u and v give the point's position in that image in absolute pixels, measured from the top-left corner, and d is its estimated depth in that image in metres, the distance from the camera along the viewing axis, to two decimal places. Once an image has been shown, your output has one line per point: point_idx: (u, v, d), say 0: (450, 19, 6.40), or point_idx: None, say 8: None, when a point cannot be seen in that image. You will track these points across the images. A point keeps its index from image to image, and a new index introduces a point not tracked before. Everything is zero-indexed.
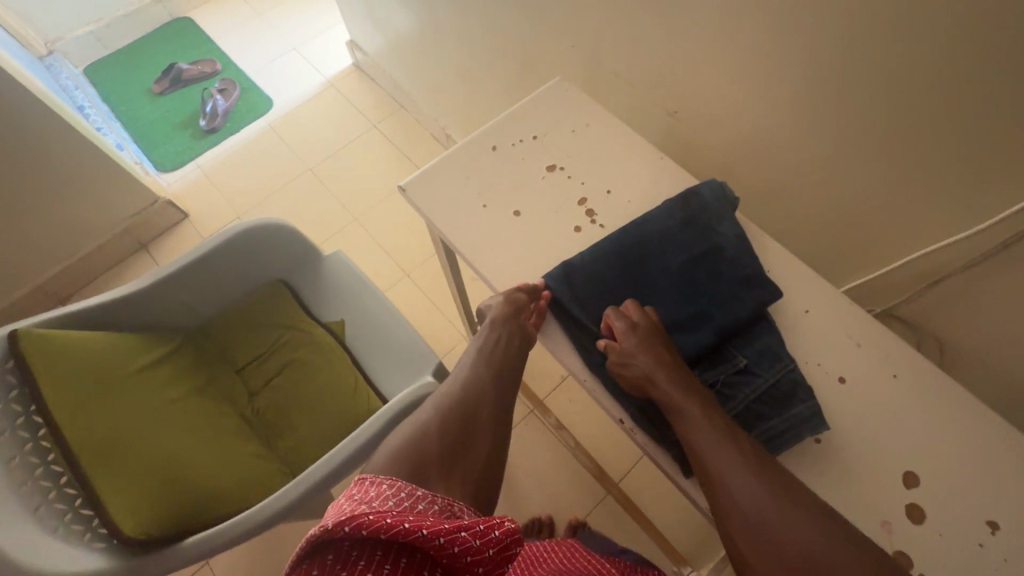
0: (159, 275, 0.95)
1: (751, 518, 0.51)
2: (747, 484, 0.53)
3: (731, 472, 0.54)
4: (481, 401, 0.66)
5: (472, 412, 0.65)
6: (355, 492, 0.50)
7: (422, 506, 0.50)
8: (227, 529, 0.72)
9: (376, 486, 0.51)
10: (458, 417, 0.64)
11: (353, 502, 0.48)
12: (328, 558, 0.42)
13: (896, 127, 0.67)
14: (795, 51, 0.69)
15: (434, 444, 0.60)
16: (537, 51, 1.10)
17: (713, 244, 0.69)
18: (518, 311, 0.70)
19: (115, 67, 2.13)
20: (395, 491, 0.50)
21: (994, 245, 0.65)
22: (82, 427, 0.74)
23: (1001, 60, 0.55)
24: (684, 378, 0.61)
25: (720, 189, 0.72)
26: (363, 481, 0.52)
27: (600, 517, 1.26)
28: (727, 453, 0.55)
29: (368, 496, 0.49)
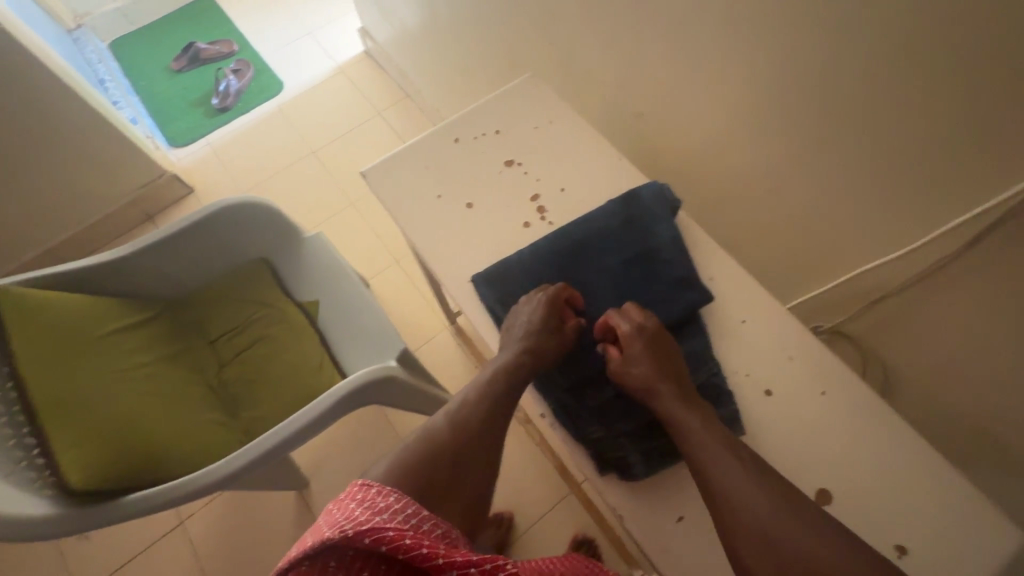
0: (139, 246, 0.99)
1: (757, 535, 0.50)
2: (754, 499, 0.51)
3: (739, 486, 0.52)
4: (490, 418, 0.62)
5: (482, 435, 0.61)
6: (363, 497, 0.50)
7: (426, 526, 0.49)
8: (171, 488, 0.76)
9: (384, 495, 0.51)
10: (465, 440, 0.60)
11: (364, 510, 0.48)
12: (330, 563, 0.44)
13: (844, 142, 0.66)
14: (751, 58, 0.69)
15: (433, 463, 0.57)
16: (521, 48, 1.11)
17: (649, 246, 0.70)
18: (546, 334, 0.65)
19: (138, 43, 2.21)
20: (403, 506, 0.50)
21: (934, 266, 0.65)
22: (47, 381, 0.79)
23: (943, 77, 0.53)
24: (687, 392, 0.60)
25: (661, 192, 0.72)
26: (375, 489, 0.52)
27: (560, 512, 1.27)
28: (717, 450, 0.55)
29: (376, 505, 0.49)
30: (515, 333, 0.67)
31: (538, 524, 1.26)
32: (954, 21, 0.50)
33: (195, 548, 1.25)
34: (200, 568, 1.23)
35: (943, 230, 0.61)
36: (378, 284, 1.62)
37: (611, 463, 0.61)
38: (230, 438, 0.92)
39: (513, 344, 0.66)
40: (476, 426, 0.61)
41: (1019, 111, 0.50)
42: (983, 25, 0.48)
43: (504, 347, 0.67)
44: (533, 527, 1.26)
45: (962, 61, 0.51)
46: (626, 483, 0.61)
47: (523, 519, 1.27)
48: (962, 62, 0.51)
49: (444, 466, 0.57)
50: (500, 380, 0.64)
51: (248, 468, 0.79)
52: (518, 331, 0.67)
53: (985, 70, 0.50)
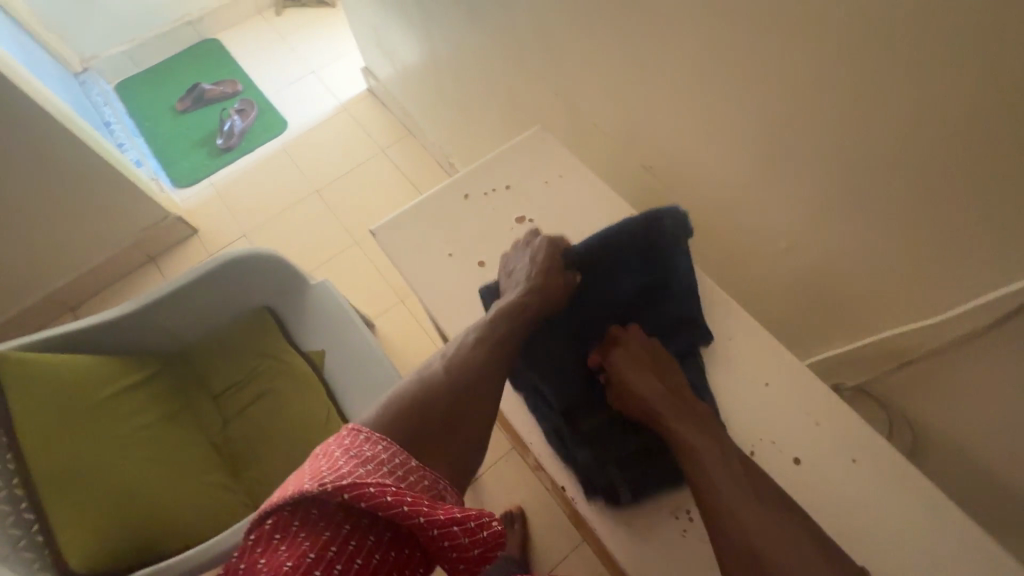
0: (142, 302, 0.98)
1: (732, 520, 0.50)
2: (733, 492, 0.52)
3: (720, 479, 0.53)
4: (493, 351, 0.63)
5: (483, 365, 0.62)
6: (350, 444, 0.49)
7: (411, 477, 0.49)
8: (168, 566, 0.73)
9: (372, 444, 0.50)
10: (468, 372, 0.61)
11: (351, 459, 0.47)
12: (311, 513, 0.42)
13: (861, 201, 0.65)
14: (762, 118, 0.69)
15: (429, 412, 0.57)
16: (527, 96, 1.12)
17: (662, 278, 0.71)
18: (547, 281, 0.68)
19: (144, 85, 2.24)
20: (390, 458, 0.49)
21: (966, 335, 0.63)
22: (47, 454, 0.77)
23: (970, 146, 0.53)
24: (674, 397, 0.62)
25: (681, 218, 0.70)
26: (360, 436, 0.51)
27: (575, 563, 1.23)
28: (710, 457, 0.55)
29: (363, 454, 0.48)
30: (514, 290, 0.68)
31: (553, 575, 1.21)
32: (975, 93, 0.49)
33: None
34: None
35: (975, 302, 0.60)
36: (384, 324, 1.61)
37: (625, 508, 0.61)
38: (235, 499, 0.89)
39: (513, 294, 0.68)
40: (468, 372, 0.61)
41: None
42: (1011, 100, 0.48)
43: (505, 296, 0.69)
44: None
45: (980, 128, 0.51)
46: (652, 563, 0.60)
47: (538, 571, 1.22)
48: (980, 129, 0.51)
49: (448, 400, 0.58)
50: (501, 319, 0.65)
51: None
52: (518, 282, 0.69)
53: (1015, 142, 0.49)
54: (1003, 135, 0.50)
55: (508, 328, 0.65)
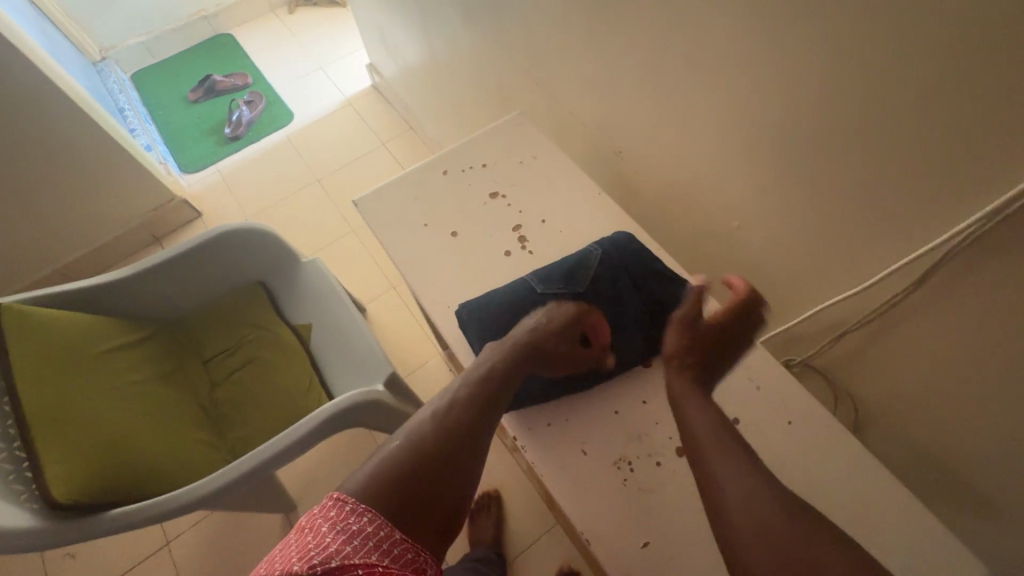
0: (140, 268, 1.02)
1: (739, 513, 0.49)
2: (741, 484, 0.51)
3: (727, 474, 0.52)
4: (490, 409, 0.63)
5: (480, 423, 0.62)
6: (337, 517, 0.53)
7: (396, 551, 0.52)
8: (149, 506, 0.78)
9: (358, 515, 0.53)
10: (466, 430, 0.61)
11: (336, 536, 0.51)
12: None
13: (805, 182, 0.69)
14: (717, 102, 0.73)
15: (437, 447, 0.59)
16: (514, 88, 1.17)
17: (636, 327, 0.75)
18: (543, 337, 0.68)
19: (159, 75, 2.32)
20: (376, 529, 0.52)
21: (884, 304, 0.67)
22: (42, 398, 0.81)
23: (892, 126, 0.56)
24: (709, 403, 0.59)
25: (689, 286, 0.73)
26: (349, 507, 0.54)
27: (546, 544, 1.26)
28: (720, 457, 0.53)
29: (349, 529, 0.51)
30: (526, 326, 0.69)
31: (524, 552, 1.25)
32: (893, 76, 0.54)
33: (179, 568, 1.24)
34: None
35: (886, 272, 0.65)
36: (375, 309, 1.65)
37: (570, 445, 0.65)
38: (214, 456, 0.94)
39: (506, 348, 0.67)
40: (475, 406, 0.63)
41: (965, 159, 0.52)
42: (923, 80, 0.51)
43: (496, 350, 0.68)
44: (519, 558, 1.24)
45: (898, 108, 0.55)
46: (591, 509, 0.63)
47: (510, 548, 1.26)
48: (898, 109, 0.55)
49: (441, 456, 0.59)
50: (495, 375, 0.65)
51: (243, 480, 0.82)
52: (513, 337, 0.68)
53: (929, 121, 0.53)
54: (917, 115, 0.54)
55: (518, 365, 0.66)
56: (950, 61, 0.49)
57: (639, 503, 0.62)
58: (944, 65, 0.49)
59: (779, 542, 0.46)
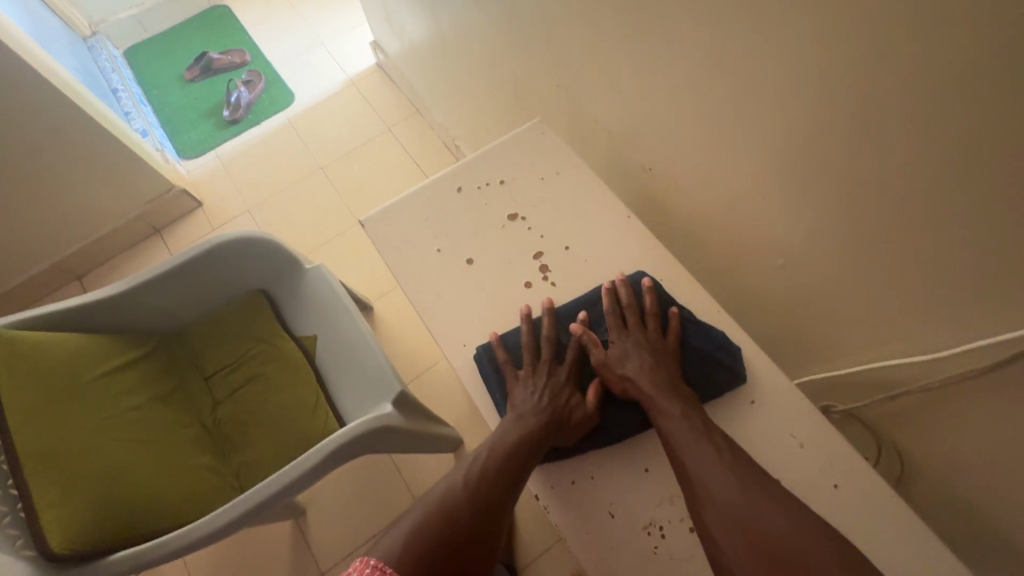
0: (134, 283, 0.97)
1: (719, 503, 0.53)
2: (720, 478, 0.54)
3: (708, 471, 0.55)
4: (510, 485, 0.60)
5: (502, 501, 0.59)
6: None
7: None
8: (149, 549, 0.74)
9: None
10: (486, 507, 0.59)
11: None
12: None
13: (863, 219, 0.61)
14: (764, 125, 0.65)
15: (459, 529, 0.57)
16: (531, 84, 1.08)
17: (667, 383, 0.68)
18: (561, 404, 0.65)
19: (153, 52, 2.21)
20: None
21: (955, 378, 0.61)
22: (34, 433, 0.77)
23: (979, 169, 0.48)
24: (699, 425, 0.59)
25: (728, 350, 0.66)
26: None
27: (557, 557, 1.23)
28: (703, 456, 0.56)
29: None
30: (546, 390, 0.66)
31: (536, 565, 1.22)
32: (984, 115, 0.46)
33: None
34: None
35: (963, 346, 0.58)
36: (382, 308, 1.60)
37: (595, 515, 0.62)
38: (219, 483, 0.91)
39: (526, 417, 0.64)
40: (497, 482, 0.60)
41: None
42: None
43: (516, 418, 0.64)
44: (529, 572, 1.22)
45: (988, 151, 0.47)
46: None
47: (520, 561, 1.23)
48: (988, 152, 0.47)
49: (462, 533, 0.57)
50: (517, 448, 0.61)
51: (245, 518, 0.78)
52: (532, 406, 0.65)
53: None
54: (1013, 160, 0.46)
55: (543, 436, 0.62)
56: None
57: (666, 574, 0.58)
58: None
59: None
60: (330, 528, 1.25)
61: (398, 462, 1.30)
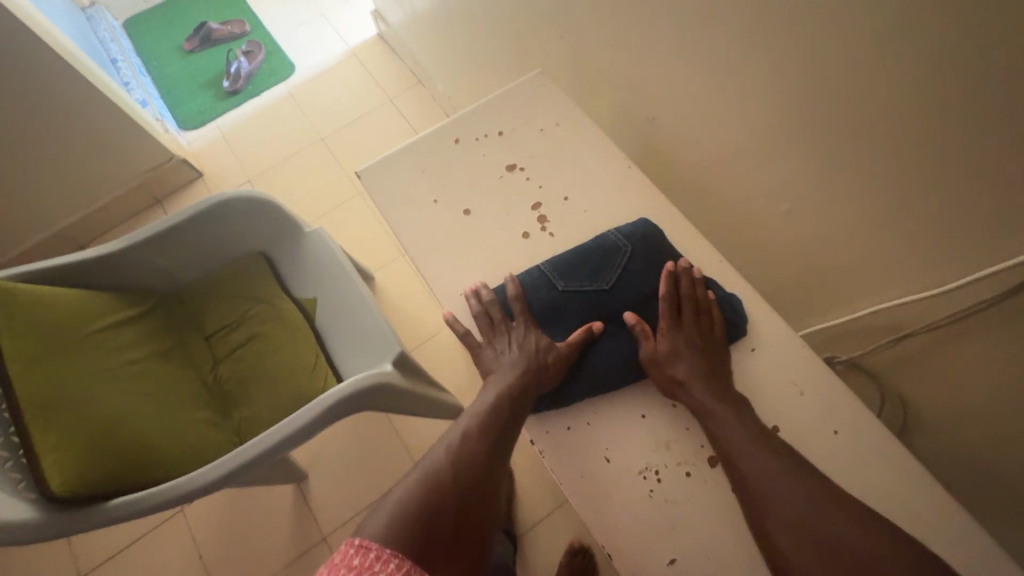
0: (131, 240, 0.96)
1: (766, 492, 0.52)
2: (761, 462, 0.53)
3: (750, 458, 0.54)
4: (502, 438, 0.60)
5: (503, 454, 0.60)
6: (361, 565, 0.47)
7: None
8: (151, 495, 0.75)
9: (384, 563, 0.48)
10: (485, 462, 0.58)
11: None
12: None
13: (868, 160, 0.60)
14: (768, 66, 0.64)
15: (453, 487, 0.55)
16: (533, 42, 1.06)
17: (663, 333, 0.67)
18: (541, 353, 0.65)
19: (153, 23, 2.19)
20: None
21: (962, 312, 0.60)
22: (34, 383, 0.78)
23: (1001, 94, 0.46)
24: (742, 416, 0.57)
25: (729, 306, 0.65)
26: (368, 549, 0.49)
27: (557, 521, 1.24)
28: (745, 441, 0.55)
29: None
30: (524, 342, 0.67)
31: (536, 529, 1.23)
32: (992, 35, 0.44)
33: (194, 536, 1.25)
34: (199, 556, 1.23)
35: (969, 278, 0.57)
36: (383, 277, 1.59)
37: (592, 458, 0.62)
38: (218, 438, 0.92)
39: (509, 372, 0.64)
40: (489, 435, 0.60)
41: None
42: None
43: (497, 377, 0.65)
44: (529, 534, 1.22)
45: (995, 75, 0.46)
46: (614, 523, 0.59)
47: (520, 524, 1.24)
48: (995, 76, 0.46)
49: (461, 493, 0.55)
50: (503, 401, 0.62)
51: (245, 468, 0.79)
52: (512, 358, 0.65)
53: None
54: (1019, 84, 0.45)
55: (528, 385, 0.63)
56: None
57: (662, 515, 0.58)
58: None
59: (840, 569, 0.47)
60: (331, 490, 1.27)
61: (399, 427, 1.31)
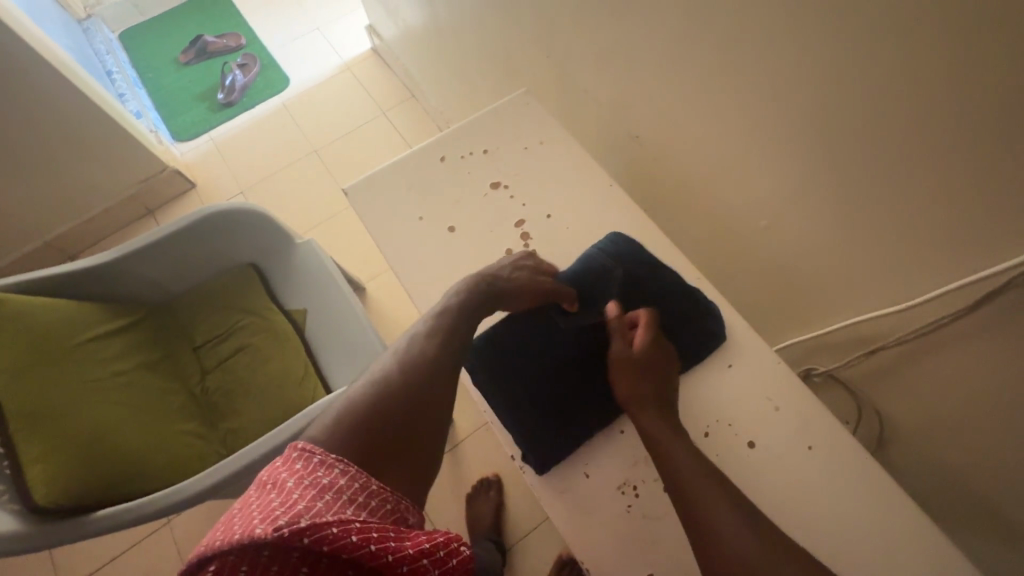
0: (122, 251, 0.98)
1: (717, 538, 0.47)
2: (722, 514, 0.49)
3: (712, 509, 0.49)
4: (456, 343, 0.61)
5: (454, 362, 0.60)
6: (302, 470, 0.45)
7: (373, 505, 0.45)
8: (134, 507, 0.75)
9: (328, 468, 0.46)
10: (429, 369, 0.58)
11: (305, 490, 0.43)
12: (262, 553, 0.38)
13: (840, 181, 0.62)
14: (745, 89, 0.66)
15: (392, 399, 0.55)
16: (521, 61, 1.08)
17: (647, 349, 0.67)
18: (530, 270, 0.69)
19: (149, 35, 2.21)
20: (349, 482, 0.45)
21: (927, 326, 0.62)
22: (21, 393, 0.78)
23: (958, 123, 0.49)
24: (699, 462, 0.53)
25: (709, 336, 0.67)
26: (308, 457, 0.47)
27: (546, 533, 1.24)
28: (706, 490, 0.51)
29: (318, 482, 0.44)
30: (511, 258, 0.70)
31: (524, 540, 1.23)
32: (948, 66, 0.47)
33: (179, 549, 1.24)
34: None
35: (933, 293, 0.60)
36: (374, 289, 1.60)
37: (573, 468, 0.63)
38: (204, 450, 0.92)
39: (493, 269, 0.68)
40: (442, 339, 0.61)
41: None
42: (1008, 64, 0.43)
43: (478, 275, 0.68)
44: (517, 547, 1.22)
45: (951, 104, 0.48)
46: (593, 534, 0.60)
47: (508, 537, 1.24)
48: (951, 104, 0.48)
49: (404, 401, 0.55)
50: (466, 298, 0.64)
51: (229, 481, 0.79)
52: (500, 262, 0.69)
53: (1009, 114, 0.45)
54: (974, 113, 0.47)
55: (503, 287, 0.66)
56: (1014, 58, 0.42)
57: (640, 527, 0.59)
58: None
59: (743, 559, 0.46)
60: None
61: None
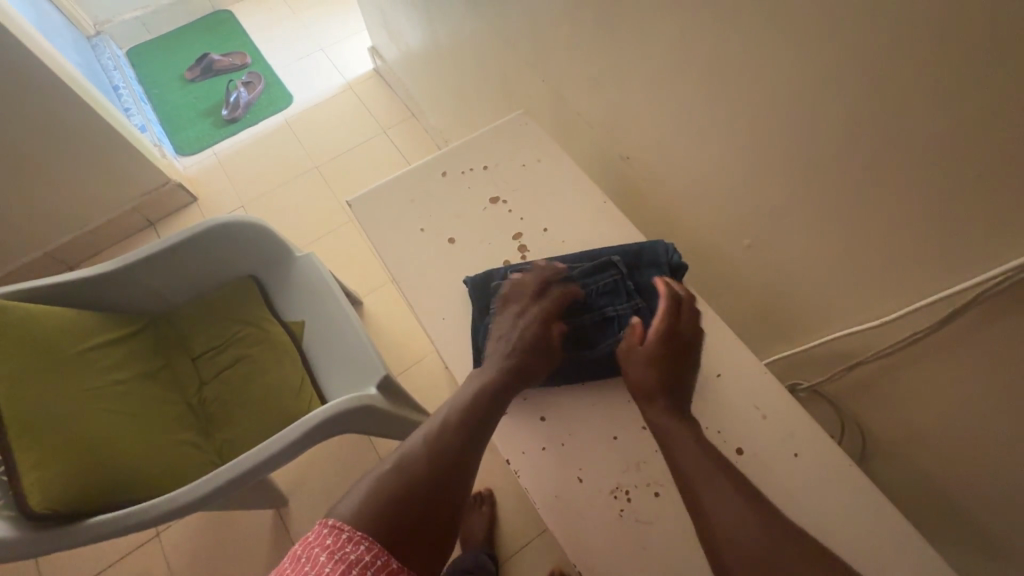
0: (125, 261, 0.99)
1: (721, 527, 0.52)
2: (727, 504, 0.53)
3: (716, 500, 0.54)
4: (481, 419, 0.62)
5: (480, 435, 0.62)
6: (333, 546, 0.50)
7: None
8: (129, 514, 0.75)
9: (354, 544, 0.50)
10: (454, 453, 0.59)
11: (335, 566, 0.48)
12: None
13: (823, 199, 0.65)
14: (732, 113, 0.69)
15: (419, 475, 0.56)
16: (518, 83, 1.12)
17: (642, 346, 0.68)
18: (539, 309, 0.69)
19: (156, 53, 2.26)
20: (373, 558, 0.49)
21: (905, 340, 0.64)
22: (23, 398, 0.79)
23: (932, 144, 0.52)
24: (706, 450, 0.58)
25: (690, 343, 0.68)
26: (338, 531, 0.51)
27: (537, 548, 1.23)
28: (714, 482, 0.55)
29: (346, 558, 0.49)
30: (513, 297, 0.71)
31: (516, 555, 1.22)
32: (921, 91, 0.50)
33: (168, 561, 1.23)
34: None
35: (910, 307, 0.62)
36: (371, 302, 1.62)
37: (566, 475, 0.64)
38: (200, 459, 0.92)
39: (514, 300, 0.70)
40: (469, 414, 0.62)
41: (1018, 182, 0.47)
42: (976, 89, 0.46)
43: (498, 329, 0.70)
44: (509, 563, 1.22)
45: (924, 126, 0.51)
46: (587, 541, 0.61)
47: (500, 552, 1.23)
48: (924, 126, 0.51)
49: (431, 485, 0.56)
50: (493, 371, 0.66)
51: (227, 487, 0.80)
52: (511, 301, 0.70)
53: (979, 136, 0.48)
54: (946, 134, 0.50)
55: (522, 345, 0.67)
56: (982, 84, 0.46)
57: (632, 533, 0.60)
58: (1004, 76, 0.44)
59: (754, 555, 0.50)
60: (310, 515, 1.26)
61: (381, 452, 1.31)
